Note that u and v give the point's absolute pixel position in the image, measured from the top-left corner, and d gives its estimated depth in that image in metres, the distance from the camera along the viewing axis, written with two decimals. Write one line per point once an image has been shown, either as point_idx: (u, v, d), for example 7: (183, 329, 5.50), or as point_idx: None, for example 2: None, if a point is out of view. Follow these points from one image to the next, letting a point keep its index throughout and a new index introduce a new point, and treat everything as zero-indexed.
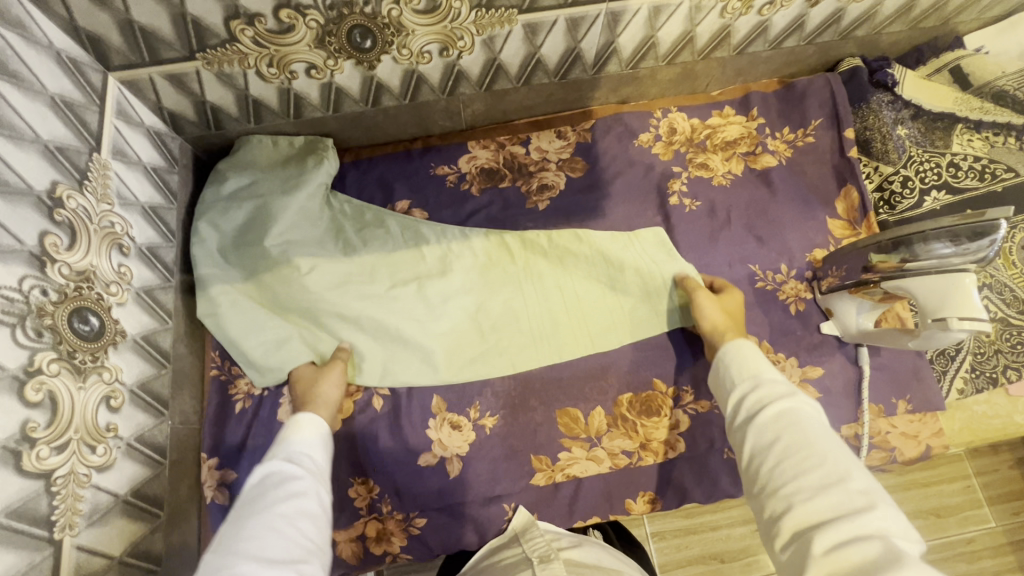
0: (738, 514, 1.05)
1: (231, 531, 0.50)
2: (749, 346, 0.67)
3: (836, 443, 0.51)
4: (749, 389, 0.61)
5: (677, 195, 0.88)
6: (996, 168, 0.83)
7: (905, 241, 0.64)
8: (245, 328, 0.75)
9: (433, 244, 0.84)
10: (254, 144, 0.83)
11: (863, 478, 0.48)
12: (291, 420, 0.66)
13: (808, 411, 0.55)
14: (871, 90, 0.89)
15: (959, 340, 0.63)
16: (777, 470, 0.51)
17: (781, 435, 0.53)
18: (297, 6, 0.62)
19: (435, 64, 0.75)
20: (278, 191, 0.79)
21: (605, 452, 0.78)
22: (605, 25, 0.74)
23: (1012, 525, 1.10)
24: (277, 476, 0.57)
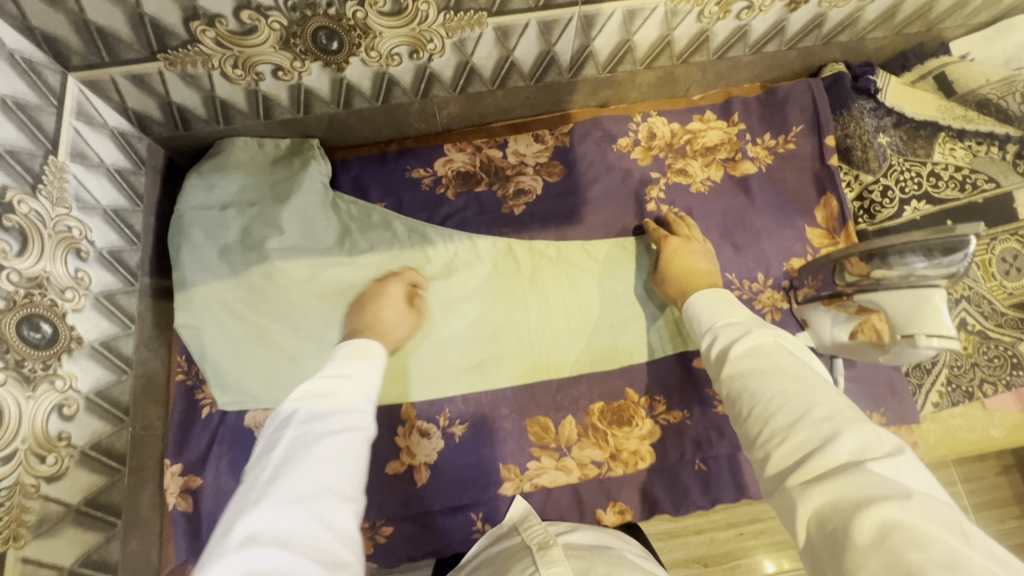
0: (722, 518, 1.04)
1: (292, 450, 0.50)
2: (718, 293, 0.66)
3: (800, 374, 0.51)
4: (709, 340, 0.61)
5: (654, 201, 0.87)
6: (977, 179, 0.82)
7: (879, 253, 0.62)
8: (217, 335, 0.76)
9: (439, 247, 0.84)
10: (228, 148, 0.82)
11: (829, 401, 0.47)
12: (351, 341, 0.63)
13: (772, 347, 0.55)
14: (853, 96, 0.87)
15: (929, 356, 0.62)
16: (750, 415, 0.50)
17: (747, 382, 0.52)
18: (258, 7, 0.61)
19: (406, 66, 0.74)
20: (271, 199, 0.80)
21: (575, 462, 0.77)
22: (579, 29, 0.73)
23: (996, 533, 1.10)
24: (338, 395, 0.56)
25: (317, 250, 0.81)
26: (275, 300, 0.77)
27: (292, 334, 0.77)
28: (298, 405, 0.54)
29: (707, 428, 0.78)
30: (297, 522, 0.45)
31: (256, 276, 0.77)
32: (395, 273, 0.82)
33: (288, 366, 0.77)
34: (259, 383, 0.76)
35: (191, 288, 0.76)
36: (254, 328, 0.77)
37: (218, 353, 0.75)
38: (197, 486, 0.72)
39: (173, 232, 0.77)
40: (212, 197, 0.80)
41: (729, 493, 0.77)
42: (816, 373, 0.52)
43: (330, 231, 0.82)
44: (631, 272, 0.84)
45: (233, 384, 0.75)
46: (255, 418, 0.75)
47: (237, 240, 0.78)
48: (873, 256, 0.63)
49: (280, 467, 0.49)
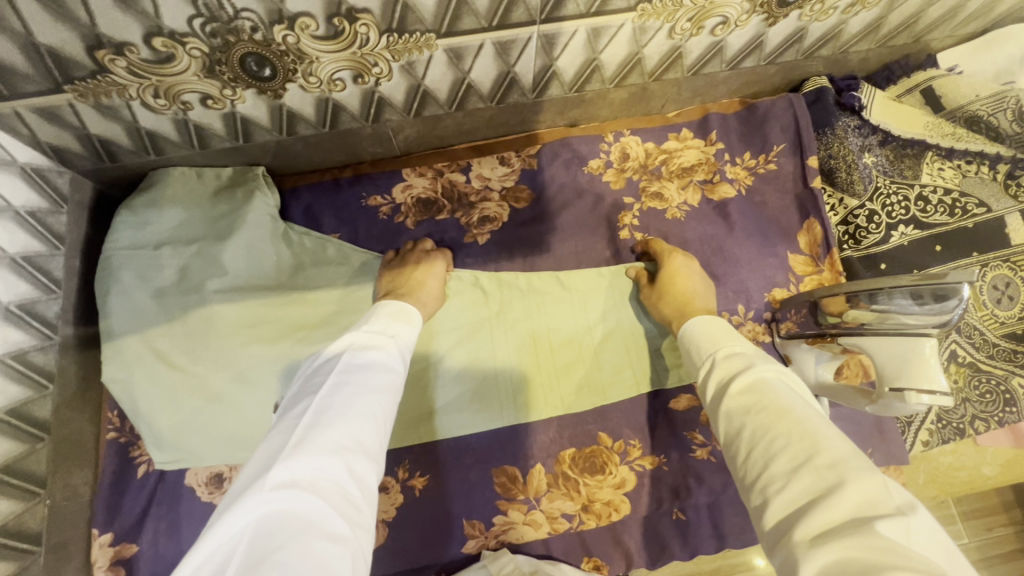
0: None
1: (333, 394, 0.49)
2: (714, 321, 0.62)
3: (801, 413, 0.45)
4: (707, 370, 0.56)
5: (628, 228, 0.82)
6: (967, 203, 0.77)
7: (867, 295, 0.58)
8: (150, 389, 0.68)
9: None
10: (163, 180, 0.75)
11: (834, 446, 0.41)
12: (397, 302, 0.63)
13: (773, 382, 0.50)
14: (837, 112, 0.82)
15: (918, 412, 0.57)
16: (751, 456, 0.45)
17: (750, 413, 0.47)
18: (172, 34, 0.54)
19: (351, 91, 0.68)
20: (212, 236, 0.73)
21: (544, 516, 0.72)
22: (539, 48, 0.67)
23: (984, 542, 1.07)
24: (380, 354, 0.55)
25: (263, 290, 0.74)
26: (214, 347, 0.69)
27: (234, 382, 0.70)
28: (344, 352, 0.53)
29: (685, 475, 0.73)
30: (336, 472, 0.43)
31: (194, 324, 0.70)
32: (350, 312, 0.76)
33: (232, 422, 0.70)
34: (200, 441, 0.69)
35: (120, 338, 0.69)
36: (192, 378, 0.69)
37: (151, 410, 0.68)
38: (131, 555, 0.67)
39: (99, 275, 0.70)
40: (144, 236, 0.72)
41: (708, 544, 0.72)
42: (821, 413, 0.46)
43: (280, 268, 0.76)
44: (604, 306, 0.79)
45: (171, 443, 0.69)
46: (196, 476, 0.70)
47: (173, 282, 0.71)
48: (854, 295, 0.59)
49: (321, 409, 0.47)
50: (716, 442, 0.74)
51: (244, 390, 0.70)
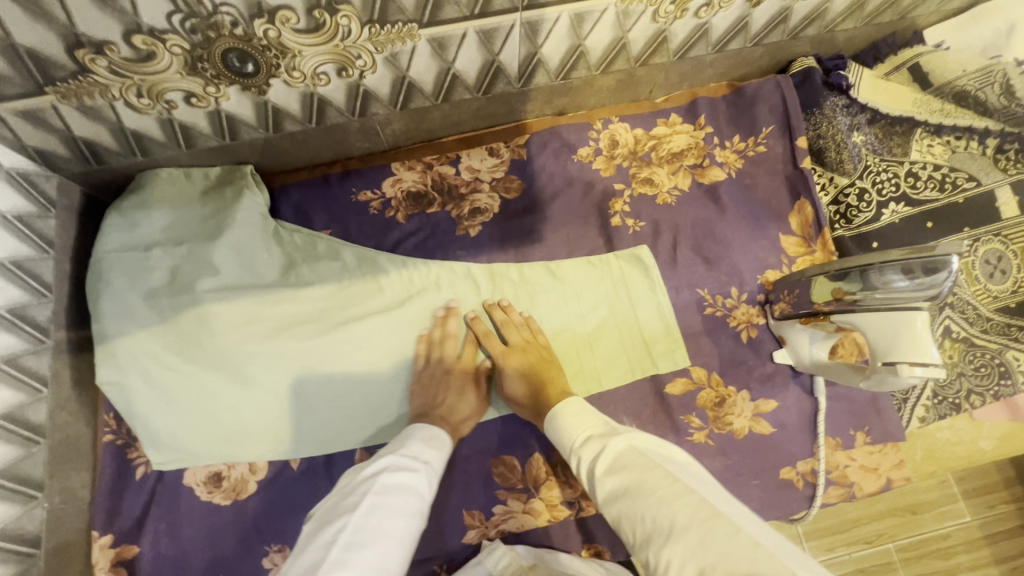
0: None
1: (367, 513, 0.51)
2: (573, 401, 0.61)
3: (658, 474, 0.48)
4: (576, 461, 0.57)
5: (619, 215, 0.82)
6: (957, 178, 0.77)
7: (854, 272, 0.58)
8: (145, 390, 0.68)
9: (393, 275, 0.78)
10: (150, 181, 0.75)
11: (688, 503, 0.45)
12: (429, 426, 0.66)
13: (624, 454, 0.52)
14: (824, 92, 0.82)
15: (912, 385, 0.57)
16: (636, 538, 0.46)
17: (623, 490, 0.49)
18: (151, 31, 0.53)
19: (336, 85, 0.67)
20: (202, 237, 0.73)
21: (544, 504, 0.72)
22: (523, 36, 0.66)
23: (987, 519, 1.07)
24: (411, 474, 0.57)
25: (254, 287, 0.73)
26: (207, 346, 0.69)
27: (230, 380, 0.69)
28: (380, 472, 0.56)
29: None
30: None
31: (187, 326, 0.69)
32: (342, 305, 0.76)
33: (231, 420, 0.70)
34: (198, 440, 0.69)
35: (112, 341, 0.68)
36: (185, 377, 0.68)
37: (147, 411, 0.68)
38: (132, 556, 0.67)
39: (88, 278, 0.70)
40: (133, 238, 0.72)
41: None
42: (681, 465, 0.50)
43: (272, 265, 0.76)
44: (598, 294, 0.79)
45: (170, 442, 0.69)
46: (196, 475, 0.71)
47: (164, 282, 0.70)
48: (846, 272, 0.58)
49: (355, 530, 0.49)
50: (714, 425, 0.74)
51: (241, 387, 0.70)
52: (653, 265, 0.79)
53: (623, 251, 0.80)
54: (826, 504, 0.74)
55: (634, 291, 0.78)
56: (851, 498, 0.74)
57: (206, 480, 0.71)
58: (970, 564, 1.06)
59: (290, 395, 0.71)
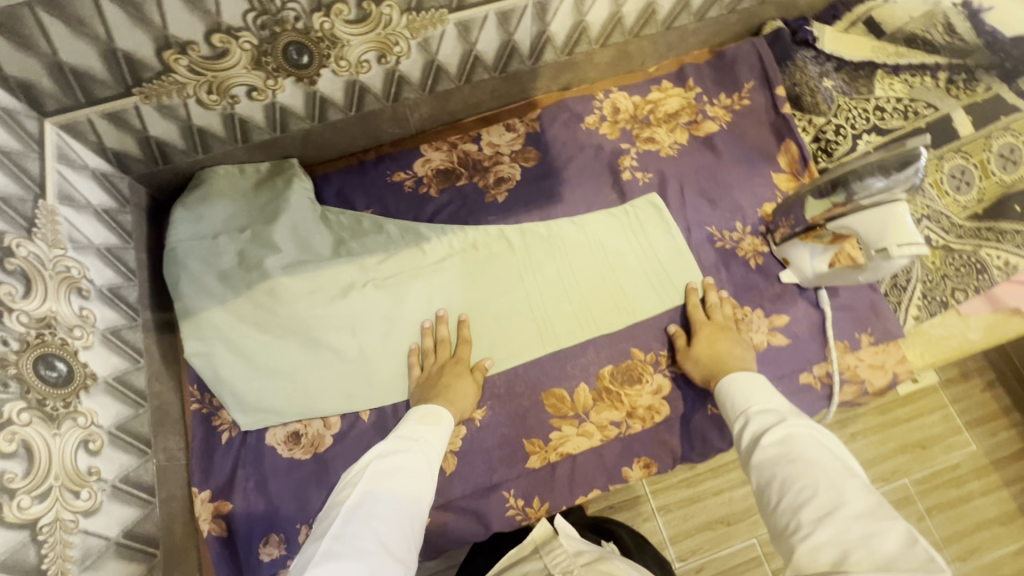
0: (736, 476, 1.13)
1: (358, 502, 0.56)
2: (746, 376, 0.71)
3: (823, 462, 0.55)
4: (743, 424, 0.65)
5: (628, 170, 0.91)
6: (917, 107, 0.88)
7: (842, 182, 0.67)
8: (229, 358, 0.76)
9: (433, 242, 0.87)
10: (209, 177, 0.83)
11: (859, 497, 0.50)
12: (424, 406, 0.71)
13: (804, 437, 0.58)
14: (794, 48, 0.94)
15: (902, 266, 0.67)
16: (782, 506, 0.54)
17: (789, 463, 0.56)
18: (228, 30, 0.62)
19: (375, 72, 0.77)
20: (260, 221, 0.81)
21: (595, 426, 0.79)
22: (534, 15, 0.77)
23: (992, 445, 1.20)
24: (402, 456, 0.62)
25: (315, 261, 0.81)
26: (277, 317, 0.78)
27: (303, 346, 0.79)
28: (371, 460, 0.61)
29: None
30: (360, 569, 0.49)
31: (259, 298, 0.78)
32: (393, 272, 0.84)
33: (309, 380, 0.78)
34: (281, 400, 0.77)
35: (197, 315, 0.76)
36: (265, 344, 0.77)
37: (234, 377, 0.76)
38: (228, 510, 0.73)
39: (167, 265, 0.78)
40: (201, 227, 0.80)
41: None
42: (844, 460, 0.56)
43: (325, 241, 0.83)
44: (620, 241, 0.88)
45: (256, 404, 0.76)
46: (276, 435, 0.77)
47: (234, 264, 0.79)
48: (836, 185, 0.68)
49: (347, 518, 0.54)
50: None
51: (313, 350, 0.79)
52: (665, 209, 0.88)
53: (636, 201, 0.89)
54: (843, 402, 0.82)
55: (650, 235, 0.87)
56: (864, 395, 0.82)
57: (285, 436, 0.77)
58: (982, 489, 1.17)
59: (357, 353, 0.80)
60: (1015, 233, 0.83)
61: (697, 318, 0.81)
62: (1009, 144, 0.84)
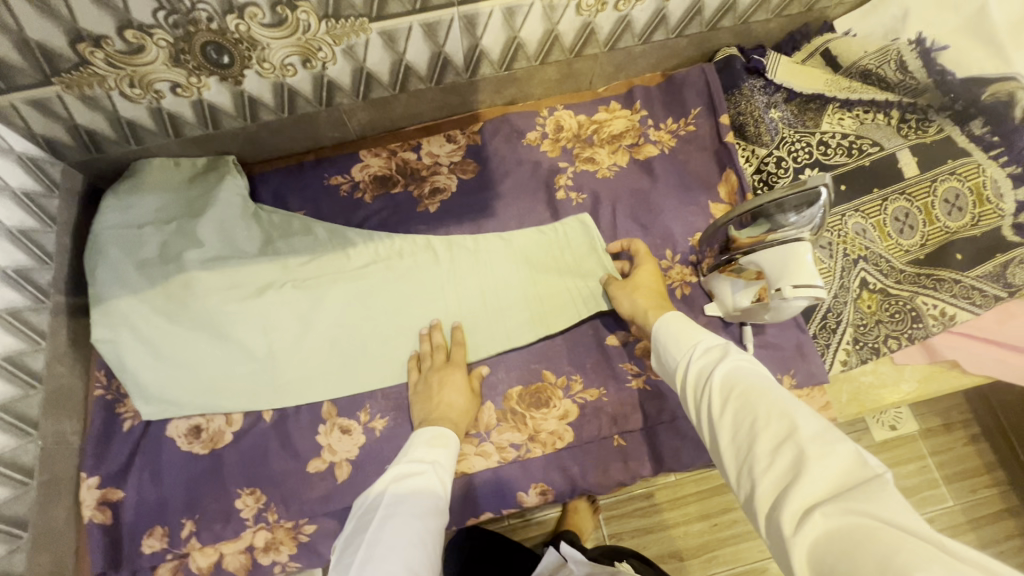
0: (693, 511, 1.09)
1: (377, 529, 0.55)
2: (682, 318, 0.68)
3: (768, 392, 0.51)
4: (687, 366, 0.62)
5: (563, 189, 0.90)
6: (862, 144, 0.86)
7: (763, 212, 0.66)
8: (133, 345, 0.77)
9: (359, 247, 0.86)
10: (141, 169, 0.84)
11: (809, 421, 0.47)
12: (432, 427, 0.70)
13: (747, 370, 0.55)
14: (743, 76, 0.91)
15: (801, 307, 0.66)
16: (736, 444, 0.50)
17: (736, 398, 0.52)
18: (140, 26, 0.64)
19: (302, 76, 0.78)
20: (185, 216, 0.82)
21: (494, 446, 0.78)
22: (463, 29, 0.77)
23: (970, 503, 1.13)
24: (418, 480, 0.62)
25: (236, 258, 0.82)
26: (189, 310, 0.78)
27: (212, 339, 0.79)
28: (387, 487, 0.61)
29: (623, 404, 0.79)
30: None
31: (174, 290, 0.78)
32: (313, 274, 0.84)
33: (212, 374, 0.79)
34: (185, 391, 0.78)
35: (108, 303, 0.77)
36: (172, 335, 0.78)
37: (138, 364, 0.77)
38: (116, 498, 0.74)
39: (90, 249, 0.79)
40: (128, 217, 0.81)
41: (647, 466, 0.78)
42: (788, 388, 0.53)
43: (251, 239, 0.84)
44: (546, 261, 0.85)
45: (160, 391, 0.77)
46: (177, 427, 0.78)
47: (154, 255, 0.80)
48: (757, 217, 0.67)
49: (371, 546, 0.53)
50: (649, 371, 0.80)
51: (221, 344, 0.79)
52: (595, 232, 0.85)
53: (569, 221, 0.87)
54: None
55: (580, 257, 0.85)
56: None
57: (184, 429, 0.78)
58: None
59: (267, 352, 0.80)
60: (954, 282, 0.79)
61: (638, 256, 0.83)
62: (953, 189, 0.81)
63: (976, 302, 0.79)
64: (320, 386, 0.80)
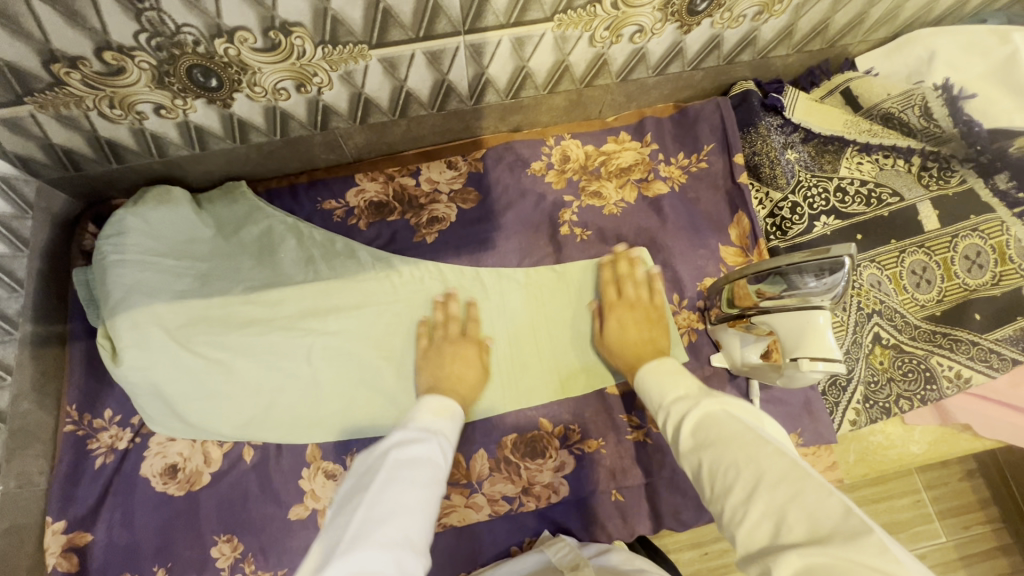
0: (684, 539, 1.06)
1: (377, 492, 0.50)
2: (654, 367, 0.64)
3: (743, 435, 0.47)
4: (663, 418, 0.57)
5: (567, 225, 0.86)
6: (882, 193, 0.82)
7: (780, 272, 0.62)
8: (173, 374, 0.72)
9: (403, 274, 0.83)
10: (164, 190, 0.81)
11: (779, 464, 0.43)
12: (439, 399, 0.67)
13: (719, 414, 0.51)
14: (760, 113, 0.87)
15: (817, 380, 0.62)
16: (714, 491, 0.46)
17: (707, 444, 0.48)
18: (120, 48, 0.59)
19: (296, 100, 0.73)
20: (215, 251, 0.81)
21: (485, 499, 0.74)
22: (468, 57, 0.72)
23: (962, 540, 1.11)
24: (421, 448, 0.57)
25: (282, 284, 0.80)
26: (235, 335, 0.75)
27: (261, 367, 0.76)
28: (390, 446, 0.56)
29: (623, 457, 0.76)
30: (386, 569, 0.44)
31: (215, 318, 0.76)
32: (301, 310, 0.80)
33: (252, 406, 0.76)
34: (212, 417, 0.74)
35: (128, 312, 0.71)
36: (216, 364, 0.75)
37: (176, 394, 0.72)
38: (83, 544, 0.70)
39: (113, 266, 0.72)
40: (156, 241, 0.77)
41: (645, 523, 0.75)
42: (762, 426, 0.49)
43: (251, 271, 0.81)
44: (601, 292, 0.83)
45: (198, 424, 0.74)
46: (152, 466, 0.74)
47: (195, 286, 0.77)
48: (771, 274, 0.63)
49: (369, 507, 0.49)
50: (651, 424, 0.77)
51: (260, 373, 0.77)
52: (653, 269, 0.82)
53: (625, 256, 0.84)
54: None
55: None
56: None
57: (157, 469, 0.74)
58: None
59: (272, 388, 0.77)
60: (971, 345, 0.76)
61: (608, 295, 0.80)
62: (975, 246, 0.78)
63: (993, 366, 0.75)
64: (307, 428, 0.76)
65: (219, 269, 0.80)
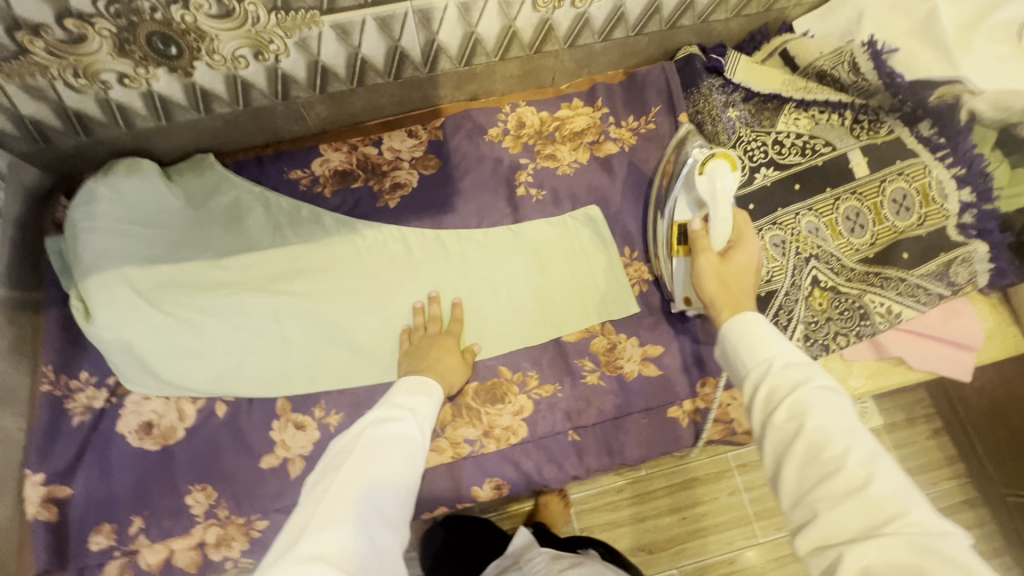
0: (662, 505, 1.10)
1: (354, 469, 0.53)
2: (754, 320, 0.55)
3: (850, 435, 0.44)
4: (754, 371, 0.52)
5: (523, 186, 0.90)
6: (816, 144, 0.87)
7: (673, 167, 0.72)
8: (144, 333, 0.75)
9: (368, 236, 0.87)
10: (129, 161, 0.83)
11: (892, 477, 0.41)
12: (416, 377, 0.69)
13: (828, 402, 0.46)
14: (703, 75, 0.92)
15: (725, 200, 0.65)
16: (799, 480, 0.44)
17: (808, 433, 0.45)
18: (80, 15, 0.63)
19: (255, 68, 0.77)
20: (183, 220, 0.84)
21: (448, 442, 0.78)
22: (418, 24, 0.76)
23: (930, 496, 1.15)
24: (398, 425, 0.60)
25: (250, 249, 0.84)
26: (205, 296, 0.79)
27: (229, 326, 0.80)
28: (368, 427, 0.58)
29: (578, 399, 0.80)
30: (358, 542, 0.47)
31: (185, 280, 0.80)
32: (269, 272, 0.84)
33: (223, 363, 0.79)
34: (183, 374, 0.78)
35: (97, 274, 0.75)
36: (186, 324, 0.78)
37: (148, 352, 0.76)
38: (62, 496, 0.73)
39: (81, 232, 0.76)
40: (124, 210, 0.80)
41: (602, 460, 0.79)
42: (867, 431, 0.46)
43: (220, 239, 0.84)
44: (557, 248, 0.87)
45: (169, 380, 0.77)
46: (128, 423, 0.77)
47: (164, 253, 0.80)
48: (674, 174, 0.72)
49: (343, 488, 0.51)
50: (605, 367, 0.82)
51: (231, 333, 0.80)
52: (602, 225, 0.87)
53: (577, 212, 0.88)
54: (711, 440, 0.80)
55: (586, 251, 0.87)
56: (733, 434, 0.80)
57: (133, 425, 0.77)
58: None
59: (242, 346, 0.80)
60: (900, 282, 0.81)
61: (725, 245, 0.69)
62: (901, 190, 0.83)
63: (921, 301, 0.81)
64: (276, 383, 0.80)
65: (188, 236, 0.83)
